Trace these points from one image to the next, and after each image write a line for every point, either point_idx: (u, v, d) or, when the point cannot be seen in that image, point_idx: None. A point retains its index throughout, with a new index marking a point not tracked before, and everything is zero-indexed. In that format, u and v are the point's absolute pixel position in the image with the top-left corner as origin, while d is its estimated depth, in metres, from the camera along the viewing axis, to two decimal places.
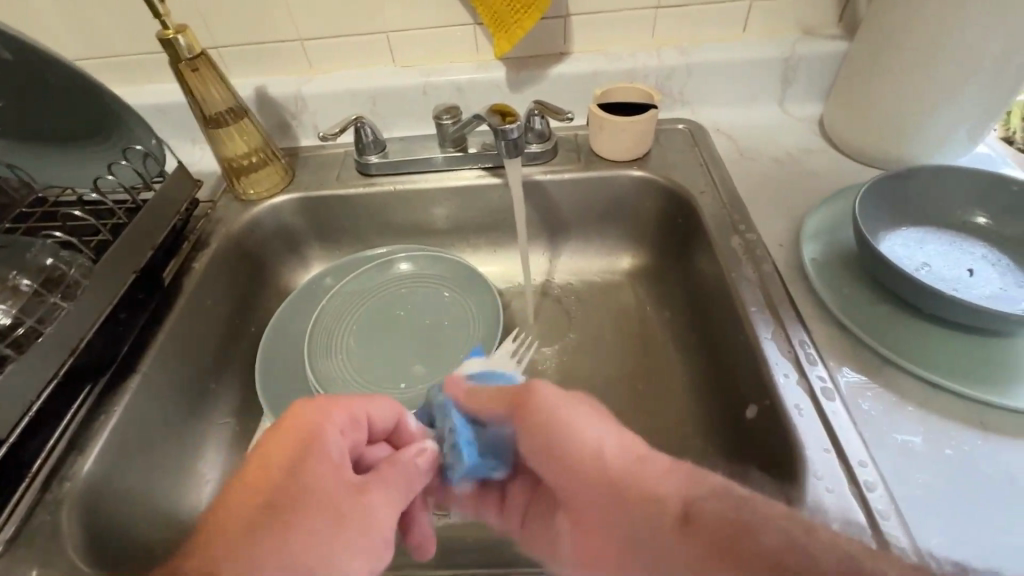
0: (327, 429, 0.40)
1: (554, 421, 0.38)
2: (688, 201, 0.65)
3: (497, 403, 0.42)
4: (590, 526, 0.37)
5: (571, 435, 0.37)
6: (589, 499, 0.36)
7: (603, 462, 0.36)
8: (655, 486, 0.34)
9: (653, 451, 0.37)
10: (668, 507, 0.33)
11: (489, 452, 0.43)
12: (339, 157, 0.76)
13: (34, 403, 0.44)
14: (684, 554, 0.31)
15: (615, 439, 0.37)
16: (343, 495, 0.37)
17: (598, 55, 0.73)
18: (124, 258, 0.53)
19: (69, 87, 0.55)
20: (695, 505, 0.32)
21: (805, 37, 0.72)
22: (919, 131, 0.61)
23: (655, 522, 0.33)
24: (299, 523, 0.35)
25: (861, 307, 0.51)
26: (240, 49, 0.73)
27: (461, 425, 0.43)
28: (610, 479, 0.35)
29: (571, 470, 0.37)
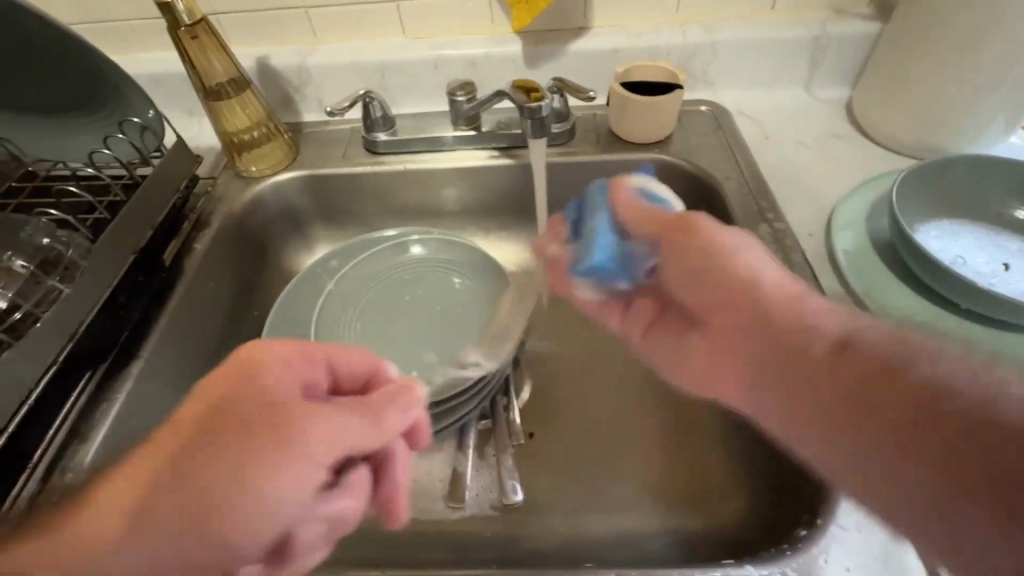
0: (271, 363, 0.37)
1: (696, 246, 0.38)
2: (712, 187, 0.63)
3: (641, 226, 0.40)
4: (729, 356, 0.37)
5: (715, 251, 0.37)
6: (736, 319, 0.36)
7: (738, 275, 0.36)
8: (809, 316, 0.33)
9: (794, 288, 0.35)
10: (823, 334, 0.32)
11: (615, 262, 0.41)
12: (344, 134, 0.73)
13: (32, 391, 0.42)
14: (839, 374, 0.30)
15: (751, 254, 0.37)
16: (267, 417, 0.32)
17: (619, 30, 0.70)
18: (123, 237, 0.50)
19: (56, 47, 0.51)
20: (856, 334, 0.31)
21: (835, 16, 0.69)
22: (956, 118, 0.59)
23: (812, 343, 0.32)
24: (208, 449, 0.31)
25: (896, 302, 0.49)
26: (239, 17, 0.69)
27: (599, 223, 0.41)
28: (756, 298, 0.35)
29: (720, 287, 0.37)
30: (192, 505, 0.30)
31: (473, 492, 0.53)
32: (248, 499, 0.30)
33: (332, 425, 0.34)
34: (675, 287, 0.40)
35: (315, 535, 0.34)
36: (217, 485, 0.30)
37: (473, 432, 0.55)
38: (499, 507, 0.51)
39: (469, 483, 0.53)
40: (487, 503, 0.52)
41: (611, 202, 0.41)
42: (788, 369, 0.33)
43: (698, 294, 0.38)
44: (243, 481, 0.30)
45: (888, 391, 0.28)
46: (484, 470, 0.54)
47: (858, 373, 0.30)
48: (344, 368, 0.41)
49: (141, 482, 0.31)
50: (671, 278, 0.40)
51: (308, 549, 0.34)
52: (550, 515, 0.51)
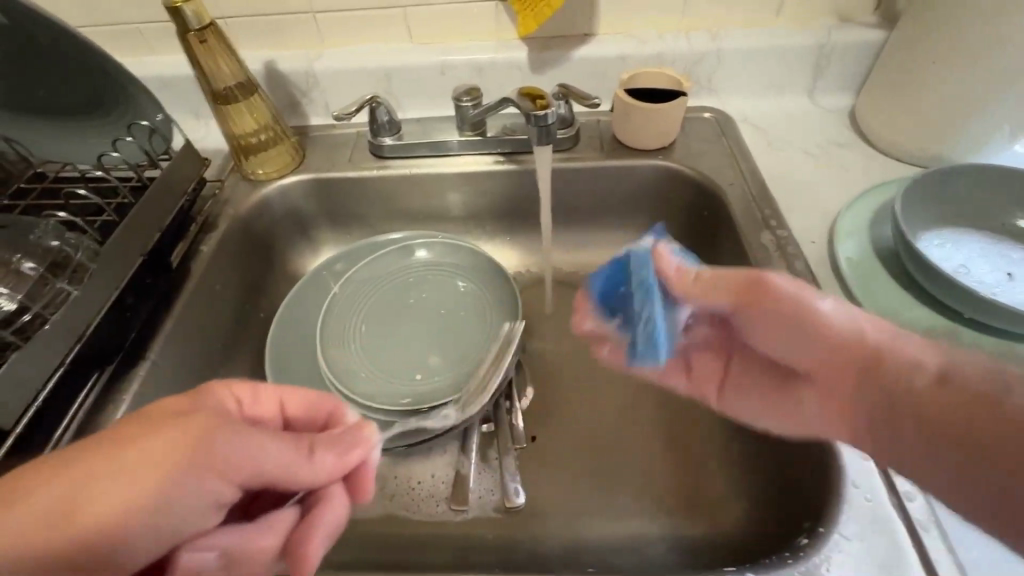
0: (216, 394, 0.39)
1: (786, 302, 0.38)
2: (716, 193, 0.63)
3: (718, 294, 0.41)
4: (841, 403, 0.38)
5: (813, 310, 0.37)
6: (834, 368, 0.37)
7: (834, 332, 0.37)
8: (907, 350, 0.35)
9: (894, 339, 0.36)
10: (924, 377, 0.33)
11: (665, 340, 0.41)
12: (351, 138, 0.73)
13: (40, 391, 0.42)
14: (935, 415, 0.32)
15: (845, 312, 0.37)
16: (180, 436, 0.32)
17: (624, 37, 0.70)
18: (131, 240, 0.51)
19: (66, 52, 0.51)
20: (953, 368, 0.33)
21: (839, 25, 0.69)
22: (960, 127, 0.59)
23: (909, 381, 0.34)
24: (115, 469, 0.31)
25: (898, 309, 0.49)
26: (248, 21, 0.69)
27: (657, 307, 0.40)
28: (858, 349, 0.36)
29: (810, 336, 0.38)
30: (82, 519, 0.29)
31: (476, 495, 0.53)
32: (142, 509, 0.30)
33: (251, 441, 0.33)
34: (768, 339, 0.41)
35: (200, 560, 0.32)
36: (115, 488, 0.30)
37: (475, 437, 0.55)
38: (502, 510, 0.52)
39: (473, 485, 0.53)
40: (491, 506, 0.52)
41: (665, 275, 0.41)
42: (878, 398, 0.35)
43: (801, 352, 0.39)
44: (144, 500, 0.30)
45: (990, 424, 0.30)
46: (487, 473, 0.54)
47: (953, 412, 0.31)
48: (302, 411, 0.42)
49: (37, 489, 0.30)
50: (761, 336, 0.41)
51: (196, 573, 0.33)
52: (553, 519, 0.51)
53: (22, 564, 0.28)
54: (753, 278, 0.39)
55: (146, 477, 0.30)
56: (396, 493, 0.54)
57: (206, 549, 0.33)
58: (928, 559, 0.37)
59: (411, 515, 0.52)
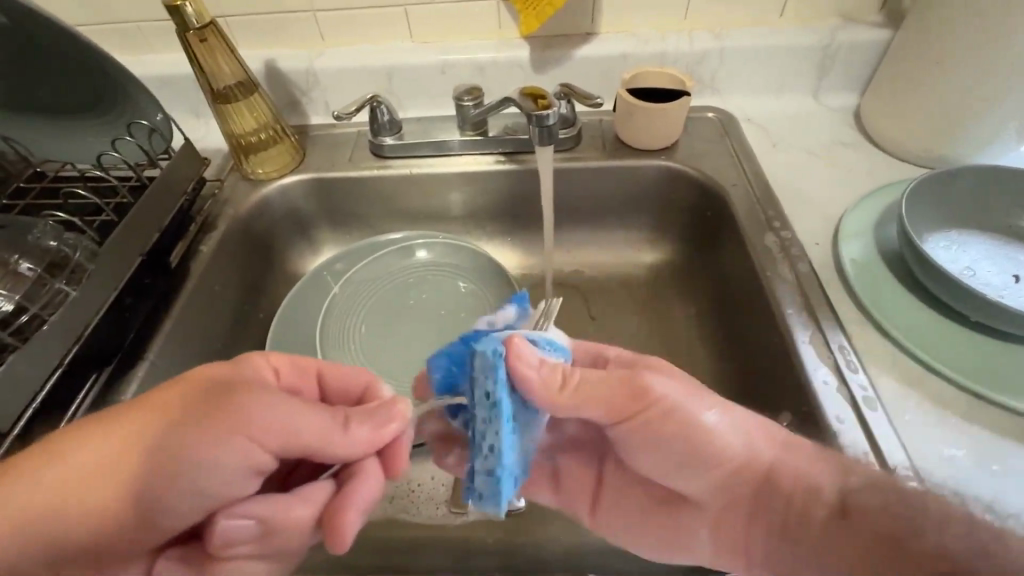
0: (254, 361, 0.41)
1: (667, 411, 0.39)
2: (718, 194, 0.63)
3: (597, 403, 0.39)
4: (740, 529, 0.41)
5: (699, 424, 0.39)
6: (728, 486, 0.40)
7: (723, 449, 0.39)
8: (803, 473, 0.38)
9: (792, 441, 0.40)
10: (823, 499, 0.37)
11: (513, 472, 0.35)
12: (351, 137, 0.73)
13: (38, 393, 0.42)
14: (841, 543, 0.35)
15: (728, 428, 0.39)
16: (212, 400, 0.35)
17: (626, 36, 0.70)
18: (130, 240, 0.50)
19: (65, 51, 0.51)
20: (851, 497, 0.36)
21: (843, 25, 0.68)
22: (965, 129, 0.58)
23: (810, 505, 0.37)
24: (157, 423, 0.34)
25: (903, 312, 0.49)
26: (248, 20, 0.69)
27: (503, 432, 0.33)
28: (754, 469, 0.39)
29: (701, 460, 0.40)
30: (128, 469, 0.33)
31: None
32: (177, 468, 0.32)
33: (274, 408, 0.35)
34: (640, 456, 0.42)
35: (239, 528, 0.33)
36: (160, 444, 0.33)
37: None
38: (503, 514, 0.51)
39: None
40: (492, 510, 0.51)
41: (528, 379, 0.35)
42: (781, 522, 0.39)
43: (692, 475, 0.41)
44: (175, 457, 0.33)
45: (895, 562, 0.31)
46: None
47: (859, 538, 0.34)
48: (339, 385, 0.44)
49: (99, 434, 0.34)
50: (646, 458, 0.42)
51: (232, 542, 0.33)
52: (553, 522, 0.51)
53: (83, 500, 0.33)
54: (630, 379, 0.39)
55: (180, 436, 0.33)
56: (396, 495, 0.53)
57: (244, 518, 0.34)
58: None
59: (411, 517, 0.52)
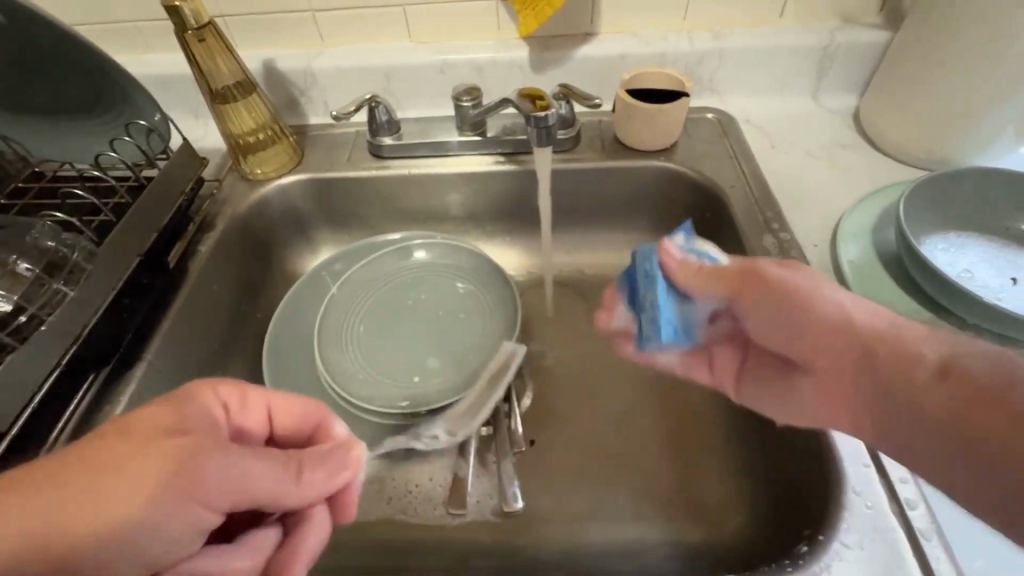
0: (203, 399, 0.36)
1: (778, 286, 0.36)
2: (717, 195, 0.63)
3: (704, 280, 0.38)
4: (844, 388, 0.34)
5: (809, 293, 0.35)
6: (831, 354, 0.34)
7: (820, 314, 0.34)
8: (908, 344, 0.31)
9: (914, 326, 0.32)
10: (920, 363, 0.30)
11: (681, 328, 0.40)
12: (350, 137, 0.73)
13: (36, 393, 0.42)
14: (936, 405, 0.29)
15: (853, 299, 0.35)
16: (164, 458, 0.31)
17: (626, 37, 0.70)
18: (128, 241, 0.50)
19: (63, 51, 0.51)
20: (958, 359, 0.29)
21: (843, 26, 0.68)
22: (964, 131, 0.58)
23: (901, 372, 0.30)
24: (90, 487, 0.29)
25: (902, 314, 0.49)
26: (247, 20, 0.69)
27: (658, 295, 0.39)
28: (855, 340, 0.33)
29: (807, 327, 0.35)
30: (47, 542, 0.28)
31: (474, 498, 0.52)
32: (119, 534, 0.29)
33: (240, 466, 0.32)
34: (758, 325, 0.38)
35: None
36: (91, 505, 0.29)
37: (474, 444, 0.54)
38: (499, 514, 0.51)
39: (470, 489, 0.53)
40: (488, 510, 0.52)
41: (666, 266, 0.39)
42: (879, 392, 0.32)
43: (795, 340, 0.36)
44: (114, 528, 0.29)
45: (988, 420, 0.26)
46: (486, 475, 0.54)
47: (950, 402, 0.28)
48: (289, 421, 0.41)
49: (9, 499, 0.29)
50: (759, 327, 0.38)
51: None
52: (550, 523, 0.51)
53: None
54: (750, 270, 0.38)
55: (129, 498, 0.29)
56: (394, 496, 0.53)
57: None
58: (929, 567, 0.36)
59: (408, 518, 0.52)
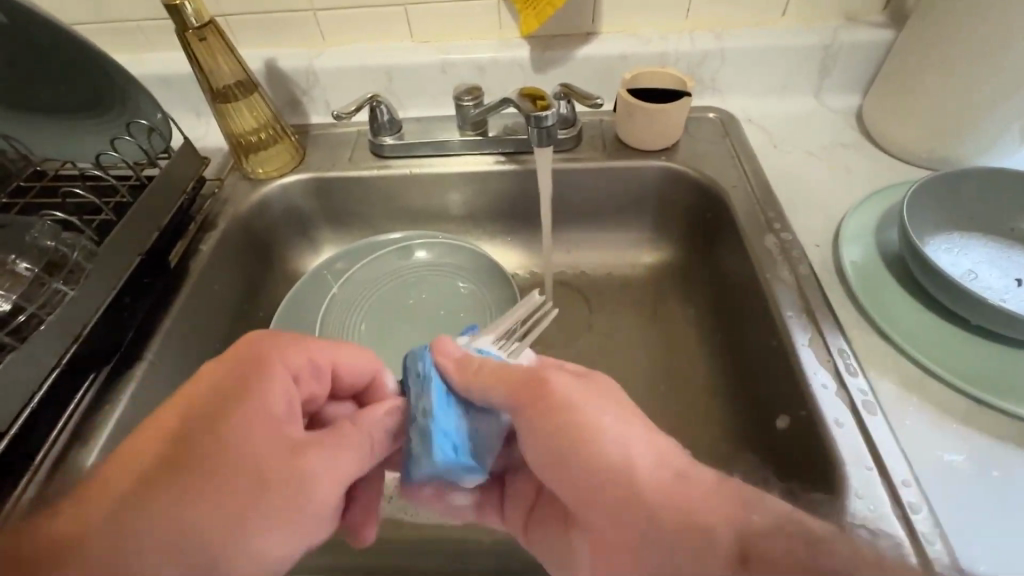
0: (278, 382, 0.37)
1: (560, 403, 0.36)
2: (718, 196, 0.62)
3: (493, 391, 0.37)
4: (619, 548, 0.33)
5: (592, 431, 0.34)
6: (619, 523, 0.32)
7: (605, 460, 0.33)
8: (697, 506, 0.30)
9: (693, 466, 0.33)
10: (720, 544, 0.29)
11: (462, 443, 0.37)
12: (351, 137, 0.73)
13: (35, 393, 0.42)
14: None
15: (627, 438, 0.34)
16: (280, 461, 0.34)
17: (627, 36, 0.69)
18: (128, 240, 0.50)
19: (63, 51, 0.51)
20: (750, 541, 0.28)
21: (846, 25, 0.68)
22: (969, 132, 0.58)
23: (699, 552, 0.29)
24: (221, 490, 0.32)
25: (904, 315, 0.49)
26: (249, 19, 0.69)
27: (434, 402, 0.37)
28: (636, 489, 0.32)
29: (597, 481, 0.33)
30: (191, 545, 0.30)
31: None
32: (242, 530, 0.32)
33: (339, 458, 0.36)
34: (548, 475, 0.37)
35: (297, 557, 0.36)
36: (220, 520, 0.31)
37: None
38: None
39: None
40: None
41: (442, 369, 0.38)
42: (659, 558, 0.30)
43: (576, 494, 0.35)
44: (244, 528, 0.32)
45: None
46: None
47: None
48: (347, 377, 0.43)
49: (138, 514, 0.30)
50: (539, 457, 0.37)
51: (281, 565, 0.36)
52: None
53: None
54: (536, 378, 0.37)
55: (255, 504, 0.32)
56: (394, 495, 0.54)
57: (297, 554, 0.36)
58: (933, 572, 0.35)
59: (407, 517, 0.52)
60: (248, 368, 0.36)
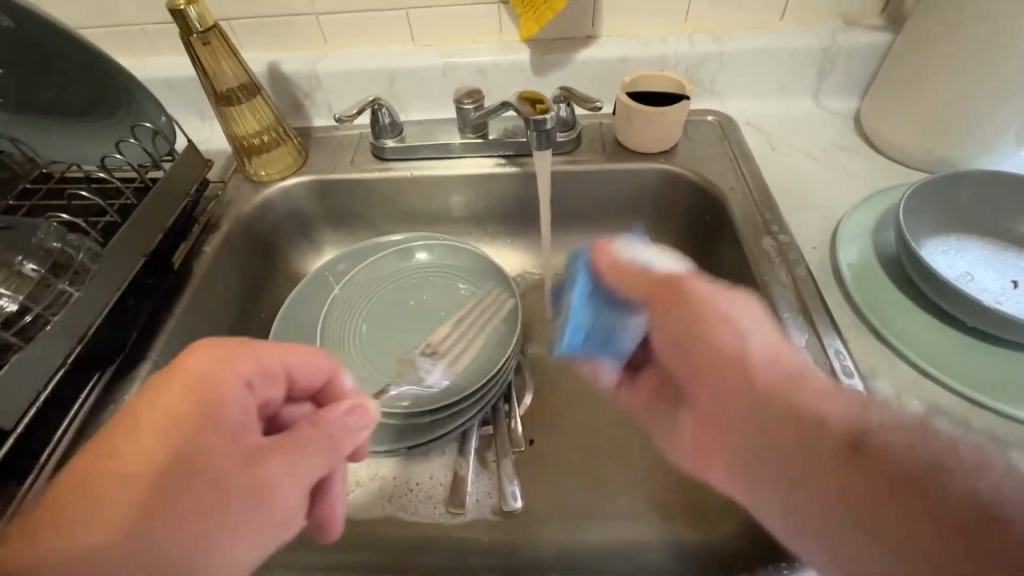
0: (230, 389, 0.36)
1: (698, 305, 0.38)
2: (716, 197, 0.63)
3: (632, 288, 0.42)
4: (722, 422, 0.37)
5: (717, 322, 0.37)
6: (721, 394, 0.36)
7: (725, 348, 0.36)
8: (814, 403, 0.33)
9: (805, 368, 0.35)
10: (831, 431, 0.31)
11: (599, 336, 0.45)
12: (353, 139, 0.74)
13: (40, 392, 0.42)
14: (843, 475, 0.30)
15: (757, 330, 0.37)
16: (239, 469, 0.33)
17: (626, 40, 0.70)
18: (132, 242, 0.51)
19: (67, 54, 0.51)
20: (867, 433, 0.31)
21: (845, 28, 0.68)
22: (965, 133, 0.58)
23: (811, 437, 0.32)
24: (177, 501, 0.31)
25: (901, 317, 0.49)
26: (251, 23, 0.70)
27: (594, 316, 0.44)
28: (746, 368, 0.35)
29: (710, 364, 0.37)
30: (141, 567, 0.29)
31: (473, 497, 0.53)
32: (208, 542, 0.31)
33: (303, 462, 0.35)
34: (666, 353, 0.41)
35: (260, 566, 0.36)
36: (178, 532, 0.30)
37: (475, 437, 0.56)
38: (499, 513, 0.52)
39: (470, 488, 0.53)
40: (488, 509, 0.52)
41: (597, 274, 0.44)
42: (763, 428, 0.34)
43: (687, 368, 0.39)
44: (205, 540, 0.31)
45: (900, 501, 0.28)
46: (485, 476, 0.54)
47: (858, 478, 0.30)
48: (304, 379, 0.42)
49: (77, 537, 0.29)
50: (667, 348, 0.40)
51: None
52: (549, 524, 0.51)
53: None
54: (674, 282, 0.39)
55: (215, 514, 0.31)
56: (395, 494, 0.54)
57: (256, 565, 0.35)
58: None
59: (408, 516, 0.52)
60: (193, 377, 0.35)
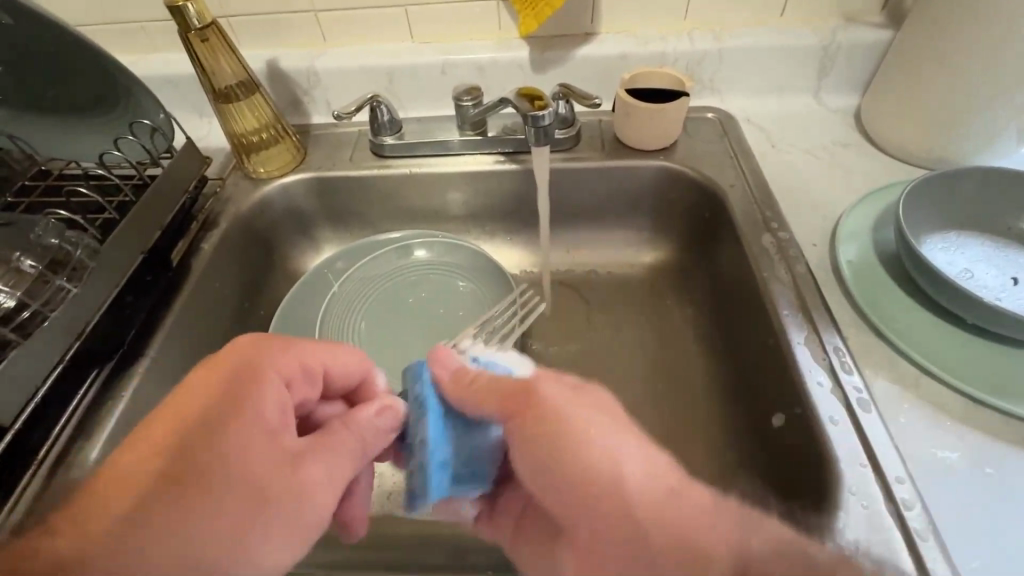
0: (268, 388, 0.36)
1: (551, 411, 0.35)
2: (716, 194, 0.63)
3: (478, 394, 0.36)
4: (598, 555, 0.33)
5: (587, 442, 0.34)
6: (603, 526, 0.32)
7: (595, 470, 0.33)
8: (694, 528, 0.31)
9: (685, 481, 0.33)
10: (717, 566, 0.30)
11: (466, 469, 0.36)
12: (352, 137, 0.74)
13: (38, 389, 0.42)
14: None
15: (630, 451, 0.34)
16: (276, 473, 0.33)
17: (626, 37, 0.70)
18: (130, 238, 0.51)
19: (64, 49, 0.51)
20: (750, 559, 0.30)
21: (845, 25, 0.68)
22: (964, 130, 0.58)
23: (695, 572, 0.30)
24: (214, 505, 0.31)
25: (900, 314, 0.49)
26: (250, 20, 0.70)
27: (431, 429, 0.35)
28: (627, 499, 0.32)
29: (580, 486, 0.33)
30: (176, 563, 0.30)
31: None
32: (238, 545, 0.31)
33: (334, 468, 0.36)
34: (533, 479, 0.36)
35: None
36: (212, 534, 0.31)
37: None
38: None
39: None
40: None
41: (438, 381, 0.37)
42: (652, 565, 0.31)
43: (558, 496, 0.34)
44: (240, 543, 0.32)
45: None
46: None
47: None
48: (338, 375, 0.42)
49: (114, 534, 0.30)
50: (524, 464, 0.36)
51: None
52: None
53: None
54: (527, 388, 0.36)
55: (249, 519, 0.32)
56: (393, 491, 0.54)
57: None
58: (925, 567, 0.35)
59: (407, 513, 0.53)
60: (234, 375, 0.36)
